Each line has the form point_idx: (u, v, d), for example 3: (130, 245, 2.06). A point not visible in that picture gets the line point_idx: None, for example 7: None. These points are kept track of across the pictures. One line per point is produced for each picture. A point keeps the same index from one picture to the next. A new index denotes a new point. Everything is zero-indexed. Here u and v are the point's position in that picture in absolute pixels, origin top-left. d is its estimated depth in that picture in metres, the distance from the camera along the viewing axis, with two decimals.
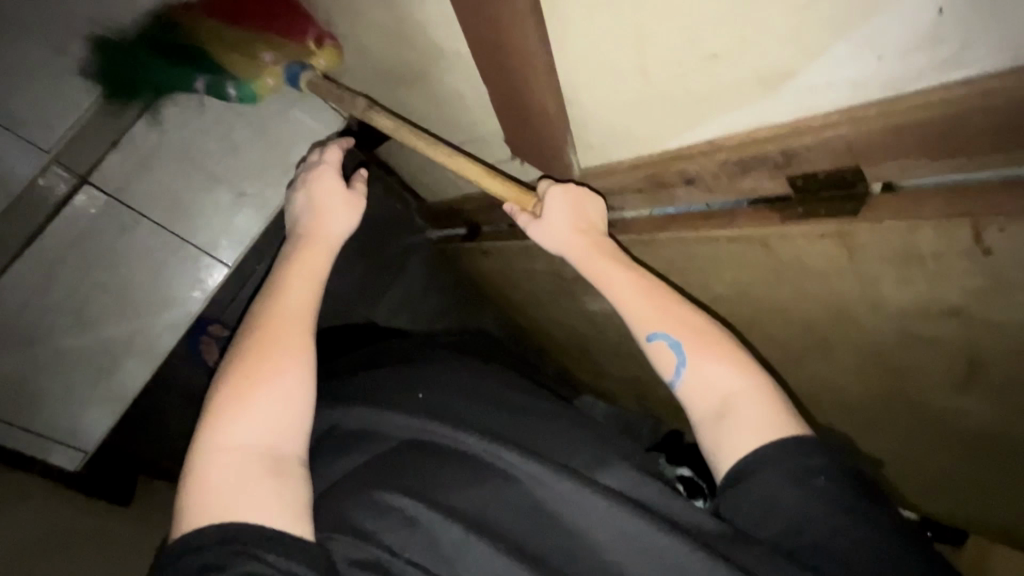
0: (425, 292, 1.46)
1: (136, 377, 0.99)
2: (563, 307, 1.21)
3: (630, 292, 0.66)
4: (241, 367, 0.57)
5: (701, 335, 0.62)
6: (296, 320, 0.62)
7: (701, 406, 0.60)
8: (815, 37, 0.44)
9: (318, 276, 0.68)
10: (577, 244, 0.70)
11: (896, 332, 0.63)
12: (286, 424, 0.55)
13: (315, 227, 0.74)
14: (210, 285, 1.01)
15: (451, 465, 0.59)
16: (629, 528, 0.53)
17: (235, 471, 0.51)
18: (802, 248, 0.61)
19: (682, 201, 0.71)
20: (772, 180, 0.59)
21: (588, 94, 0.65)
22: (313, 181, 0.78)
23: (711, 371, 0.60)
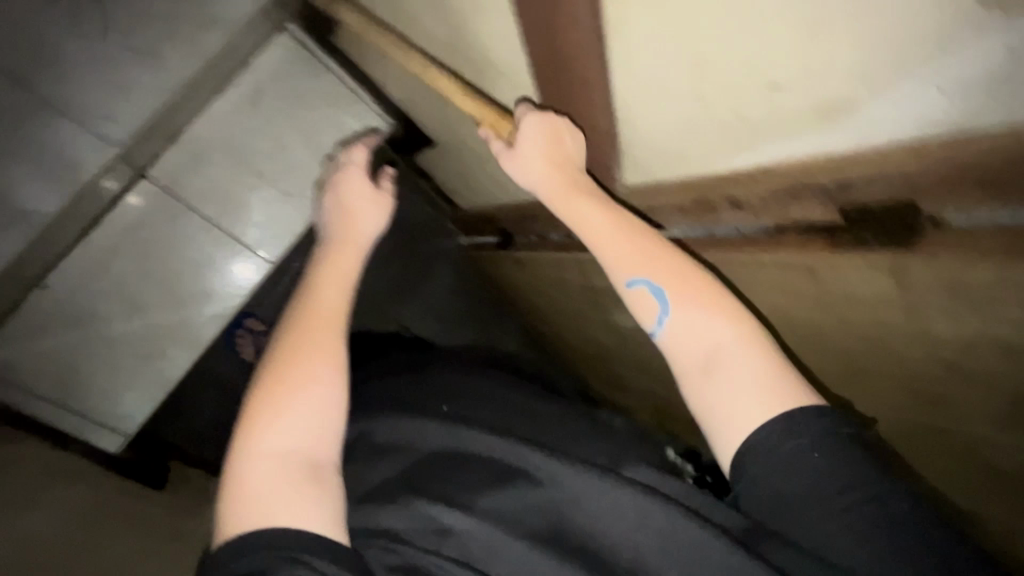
0: (452, 298, 1.48)
1: (179, 366, 1.02)
2: (590, 320, 1.22)
3: (618, 246, 0.62)
4: (276, 374, 0.59)
5: (685, 283, 0.59)
6: (329, 327, 0.64)
7: (686, 358, 0.57)
8: (878, 74, 0.45)
9: (348, 284, 0.70)
10: (553, 178, 0.67)
11: (935, 367, 0.61)
12: (321, 430, 0.57)
13: (344, 235, 0.76)
14: (245, 274, 1.03)
15: (476, 469, 0.61)
16: (659, 523, 0.53)
17: (273, 475, 0.52)
18: (850, 279, 0.61)
19: (728, 224, 0.72)
20: (822, 209, 0.60)
21: (641, 115, 0.66)
22: (340, 184, 0.80)
23: (698, 322, 0.57)
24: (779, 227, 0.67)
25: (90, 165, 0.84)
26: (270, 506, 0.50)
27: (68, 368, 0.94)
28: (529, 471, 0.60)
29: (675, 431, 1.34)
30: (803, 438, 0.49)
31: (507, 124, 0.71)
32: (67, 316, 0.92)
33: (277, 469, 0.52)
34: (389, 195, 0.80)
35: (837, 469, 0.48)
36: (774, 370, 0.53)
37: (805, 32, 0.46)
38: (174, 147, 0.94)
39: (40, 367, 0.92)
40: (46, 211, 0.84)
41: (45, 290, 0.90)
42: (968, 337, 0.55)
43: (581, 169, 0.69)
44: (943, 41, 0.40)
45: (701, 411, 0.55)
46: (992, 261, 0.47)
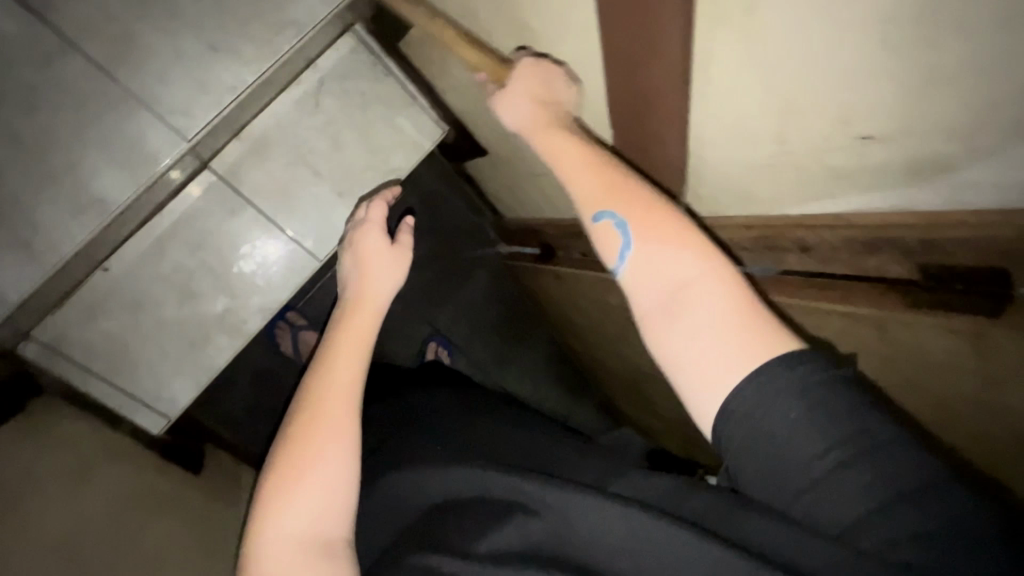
0: (488, 305, 1.48)
1: (224, 352, 1.05)
2: (626, 342, 1.20)
3: (590, 183, 0.56)
4: (289, 451, 0.57)
5: (655, 218, 0.52)
6: (344, 396, 0.61)
7: (647, 297, 0.51)
8: (984, 139, 0.43)
9: (366, 342, 0.67)
10: (532, 112, 0.63)
11: (1005, 441, 0.57)
12: (334, 508, 0.56)
13: (364, 288, 0.73)
14: (269, 252, 1.03)
15: (476, 512, 0.60)
16: (630, 522, 0.50)
17: (285, 568, 0.52)
18: (924, 338, 0.58)
19: (793, 265, 0.71)
20: (900, 265, 0.59)
21: (713, 149, 0.65)
22: (359, 241, 0.78)
23: (663, 258, 0.50)
24: (851, 276, 0.65)
25: (165, 154, 0.87)
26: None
27: (120, 349, 0.96)
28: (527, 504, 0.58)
29: (700, 460, 1.33)
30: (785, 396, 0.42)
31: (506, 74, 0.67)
32: (124, 299, 0.94)
33: (291, 555, 0.52)
34: (406, 248, 0.79)
35: (822, 431, 0.41)
36: (742, 311, 0.46)
37: (910, 91, 0.44)
38: (237, 140, 0.94)
39: (92, 346, 0.94)
40: (118, 199, 0.87)
41: (104, 271, 0.92)
42: None
43: (564, 109, 0.65)
44: None
45: (663, 353, 0.49)
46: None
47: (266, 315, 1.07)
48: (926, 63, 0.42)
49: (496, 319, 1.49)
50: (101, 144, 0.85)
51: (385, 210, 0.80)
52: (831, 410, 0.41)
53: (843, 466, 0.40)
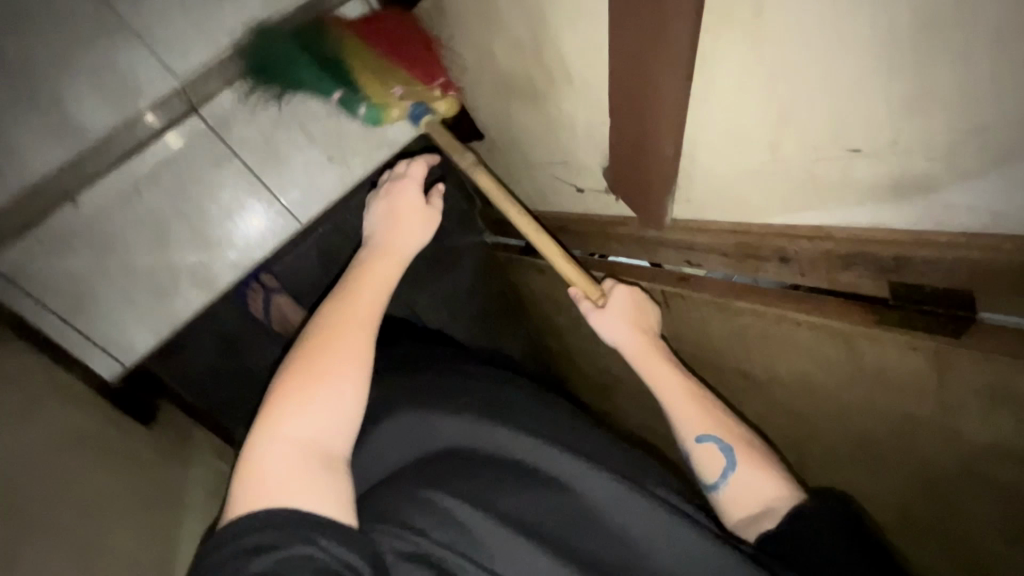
0: (467, 294, 1.46)
1: (191, 305, 1.03)
2: (602, 344, 1.20)
3: (693, 410, 0.74)
4: (307, 366, 0.64)
5: (751, 449, 0.71)
6: (363, 328, 0.70)
7: (744, 507, 0.68)
8: (966, 161, 0.44)
9: (383, 291, 0.76)
10: (637, 344, 0.80)
11: (957, 463, 0.60)
12: (340, 424, 0.62)
13: (389, 244, 0.82)
14: (249, 210, 1.00)
15: (492, 467, 0.66)
16: (672, 530, 0.62)
17: (289, 459, 0.57)
18: (888, 356, 0.59)
19: (769, 275, 0.71)
20: (872, 282, 0.59)
21: (706, 151, 0.66)
22: (395, 194, 0.86)
23: (757, 482, 0.68)
24: (823, 290, 0.66)
25: (148, 94, 0.86)
26: (289, 489, 0.54)
27: (84, 289, 0.94)
28: (560, 479, 0.66)
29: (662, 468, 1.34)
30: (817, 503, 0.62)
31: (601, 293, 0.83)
32: (91, 238, 0.91)
33: (296, 454, 0.57)
34: (436, 211, 0.87)
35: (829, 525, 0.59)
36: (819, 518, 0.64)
37: (905, 110, 0.45)
38: (229, 89, 0.92)
39: (55, 283, 0.92)
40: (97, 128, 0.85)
41: (75, 207, 0.89)
42: (999, 443, 0.53)
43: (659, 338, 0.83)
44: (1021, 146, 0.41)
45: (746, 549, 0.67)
46: (1016, 360, 0.48)
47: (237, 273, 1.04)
48: (918, 81, 0.43)
49: (474, 309, 1.48)
50: (85, 78, 0.83)
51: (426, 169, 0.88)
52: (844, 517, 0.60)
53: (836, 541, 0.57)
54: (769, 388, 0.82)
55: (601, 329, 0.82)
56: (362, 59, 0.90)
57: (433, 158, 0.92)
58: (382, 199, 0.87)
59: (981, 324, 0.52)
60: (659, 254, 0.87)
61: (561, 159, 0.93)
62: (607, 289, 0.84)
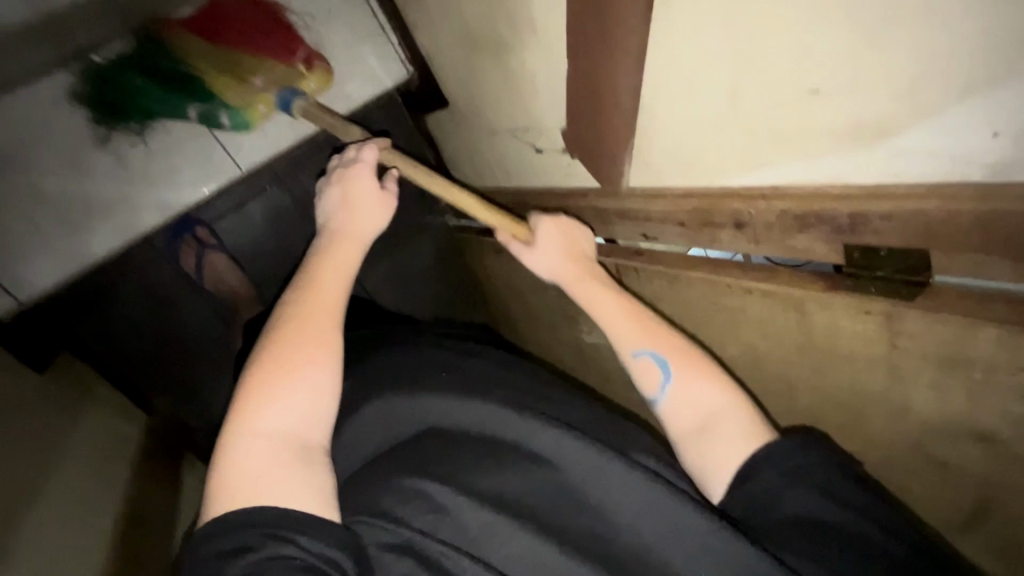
0: (423, 275, 1.39)
1: (103, 242, 0.96)
2: (555, 332, 1.14)
3: (627, 327, 0.65)
4: (269, 361, 0.55)
5: (687, 355, 0.61)
6: (329, 312, 0.61)
7: (684, 423, 0.58)
8: (928, 96, 0.41)
9: (348, 274, 0.66)
10: (571, 269, 0.72)
11: (906, 446, 0.56)
12: (315, 413, 0.54)
13: (347, 225, 0.72)
14: (184, 146, 0.96)
15: (479, 445, 0.57)
16: (655, 500, 0.52)
17: (260, 461, 0.49)
18: (840, 323, 0.55)
19: (724, 245, 0.67)
20: (827, 246, 0.55)
21: (665, 103, 0.63)
22: (348, 178, 0.74)
23: (698, 390, 0.59)
24: (777, 259, 0.62)
25: None
26: (265, 493, 0.47)
27: None
28: (540, 452, 0.57)
29: None
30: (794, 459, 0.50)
31: (526, 230, 0.75)
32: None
33: (269, 455, 0.49)
34: (392, 196, 0.75)
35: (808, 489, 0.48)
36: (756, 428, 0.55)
37: (867, 38, 0.42)
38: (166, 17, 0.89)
39: None
40: None
41: None
42: (952, 418, 0.50)
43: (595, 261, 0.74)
44: (987, 72, 0.37)
45: (696, 467, 0.57)
46: (969, 321, 0.44)
47: (163, 213, 0.99)
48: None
49: (428, 292, 1.41)
50: None
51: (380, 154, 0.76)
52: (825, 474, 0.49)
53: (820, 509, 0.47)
54: None
55: (524, 254, 0.76)
56: (190, 52, 0.89)
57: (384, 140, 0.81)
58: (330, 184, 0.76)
59: (934, 288, 0.49)
60: (615, 227, 0.83)
61: (522, 123, 0.89)
62: (534, 225, 0.75)
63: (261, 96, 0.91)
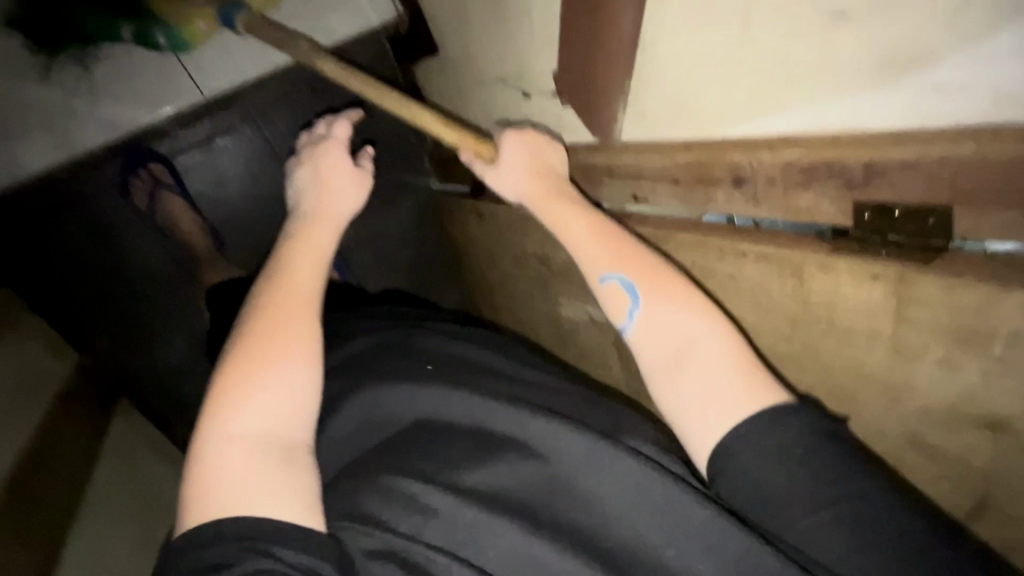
0: (400, 239, 1.32)
1: (42, 156, 0.95)
2: (532, 306, 1.07)
3: (594, 248, 0.55)
4: (241, 357, 0.48)
5: (663, 280, 0.51)
6: (306, 298, 0.53)
7: (655, 356, 0.49)
8: (972, 16, 0.34)
9: (326, 257, 0.58)
10: (536, 187, 0.63)
11: (898, 436, 0.51)
12: (295, 408, 0.47)
13: (321, 204, 0.64)
14: (138, 66, 0.95)
15: (459, 437, 0.49)
16: (653, 495, 0.44)
17: (240, 471, 0.42)
18: (842, 289, 0.49)
19: (718, 207, 0.60)
20: (833, 205, 0.49)
21: (667, 38, 0.56)
22: (319, 157, 0.67)
23: (669, 316, 0.49)
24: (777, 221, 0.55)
25: None
26: (242, 501, 0.40)
27: None
28: (526, 440, 0.48)
29: None
30: (791, 431, 0.41)
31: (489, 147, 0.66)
32: None
33: (245, 460, 0.42)
34: (367, 175, 0.68)
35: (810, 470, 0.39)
36: (742, 364, 0.45)
37: None
38: None
39: None
40: None
41: None
42: (960, 402, 0.44)
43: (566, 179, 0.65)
44: None
45: (669, 412, 0.47)
46: (993, 287, 0.38)
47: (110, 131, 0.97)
48: None
49: (405, 258, 1.34)
50: None
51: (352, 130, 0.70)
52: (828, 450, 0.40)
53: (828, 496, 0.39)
54: None
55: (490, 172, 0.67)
56: None
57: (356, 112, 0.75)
58: (304, 164, 0.68)
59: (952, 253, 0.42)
60: (602, 188, 0.76)
61: (511, 69, 0.81)
62: (500, 140, 0.67)
63: (201, 11, 0.86)
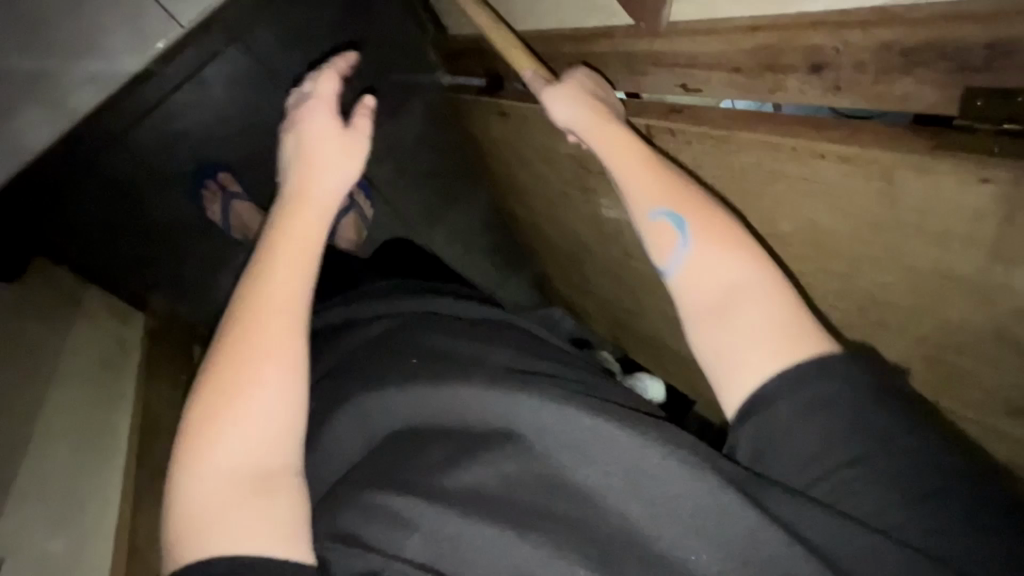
0: (418, 144, 1.26)
1: (36, 127, 0.99)
2: (569, 206, 1.02)
3: (645, 179, 0.50)
4: (211, 402, 0.42)
5: (712, 214, 0.48)
6: (289, 319, 0.45)
7: (699, 302, 0.46)
8: None
9: (315, 256, 0.49)
10: (583, 110, 0.57)
11: (984, 330, 0.49)
12: (273, 443, 0.42)
13: (303, 187, 0.52)
14: (117, 17, 0.97)
15: (451, 439, 0.47)
16: (682, 483, 0.41)
17: (211, 504, 0.39)
18: (937, 189, 0.44)
19: (785, 97, 0.53)
20: (936, 92, 0.42)
21: None
22: (302, 124, 0.55)
23: (715, 257, 0.46)
24: (859, 113, 0.48)
25: None
26: (200, 534, 0.38)
27: None
28: (536, 443, 0.45)
29: (627, 345, 1.22)
30: (841, 390, 0.39)
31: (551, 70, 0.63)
32: None
33: (218, 503, 0.39)
34: (361, 137, 0.56)
35: (856, 436, 0.38)
36: (782, 298, 0.45)
37: None
38: None
39: None
40: None
41: None
42: None
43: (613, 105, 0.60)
44: None
45: (712, 371, 0.46)
46: None
47: (98, 86, 0.99)
48: None
49: (428, 164, 1.28)
50: None
51: (342, 84, 0.58)
52: (873, 411, 0.39)
53: (878, 458, 0.38)
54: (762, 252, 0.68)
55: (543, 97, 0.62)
56: None
57: (342, 58, 0.62)
58: (288, 132, 0.56)
59: None
60: (645, 79, 0.67)
61: None
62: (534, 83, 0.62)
63: None
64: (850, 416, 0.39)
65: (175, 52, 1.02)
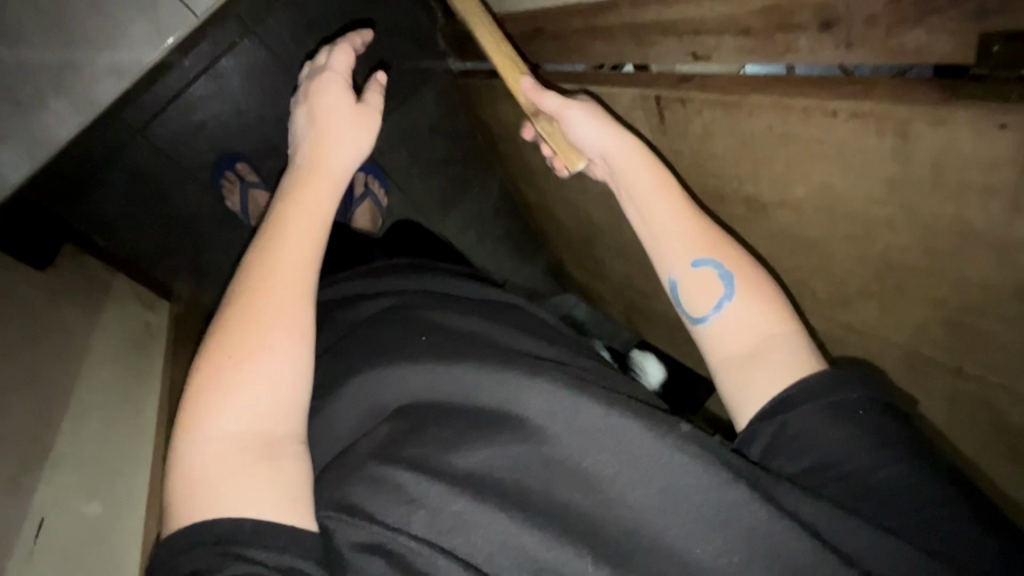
0: (432, 132, 1.27)
1: (65, 121, 1.00)
2: (580, 188, 1.02)
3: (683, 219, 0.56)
4: (222, 360, 0.43)
5: (753, 274, 0.53)
6: (295, 283, 0.47)
7: (728, 348, 0.51)
8: None
9: (323, 223, 0.51)
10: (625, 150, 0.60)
11: (1003, 289, 0.48)
12: (277, 404, 0.43)
13: (312, 158, 0.54)
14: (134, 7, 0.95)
15: (457, 417, 0.48)
16: (677, 465, 0.42)
17: (213, 465, 0.40)
18: (954, 141, 0.43)
19: (801, 55, 0.52)
20: (949, 40, 0.41)
21: None
22: (314, 97, 0.57)
23: (753, 311, 0.51)
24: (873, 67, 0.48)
25: None
26: (205, 496, 0.39)
27: None
28: (535, 422, 0.46)
29: (641, 327, 1.22)
30: (854, 394, 0.44)
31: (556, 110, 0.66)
32: None
33: (225, 463, 0.40)
34: (373, 113, 0.58)
35: (866, 437, 0.42)
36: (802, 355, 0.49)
37: None
38: None
39: None
40: None
41: None
42: None
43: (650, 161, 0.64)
44: None
45: (732, 405, 0.50)
46: None
47: (118, 77, 0.99)
48: None
49: (441, 152, 1.29)
50: None
51: (355, 58, 0.60)
52: (880, 416, 0.43)
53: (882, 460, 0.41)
54: (776, 219, 0.67)
55: (578, 129, 0.63)
56: None
57: (356, 38, 0.64)
58: (303, 104, 0.58)
59: None
60: (654, 48, 0.67)
61: None
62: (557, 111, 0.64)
63: None
64: (859, 419, 0.43)
65: (193, 45, 1.04)
